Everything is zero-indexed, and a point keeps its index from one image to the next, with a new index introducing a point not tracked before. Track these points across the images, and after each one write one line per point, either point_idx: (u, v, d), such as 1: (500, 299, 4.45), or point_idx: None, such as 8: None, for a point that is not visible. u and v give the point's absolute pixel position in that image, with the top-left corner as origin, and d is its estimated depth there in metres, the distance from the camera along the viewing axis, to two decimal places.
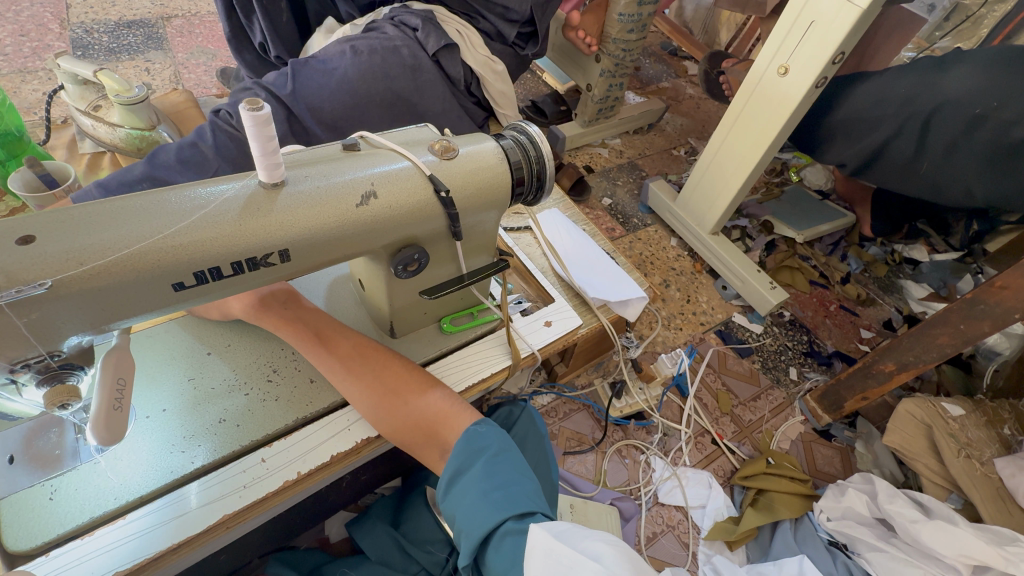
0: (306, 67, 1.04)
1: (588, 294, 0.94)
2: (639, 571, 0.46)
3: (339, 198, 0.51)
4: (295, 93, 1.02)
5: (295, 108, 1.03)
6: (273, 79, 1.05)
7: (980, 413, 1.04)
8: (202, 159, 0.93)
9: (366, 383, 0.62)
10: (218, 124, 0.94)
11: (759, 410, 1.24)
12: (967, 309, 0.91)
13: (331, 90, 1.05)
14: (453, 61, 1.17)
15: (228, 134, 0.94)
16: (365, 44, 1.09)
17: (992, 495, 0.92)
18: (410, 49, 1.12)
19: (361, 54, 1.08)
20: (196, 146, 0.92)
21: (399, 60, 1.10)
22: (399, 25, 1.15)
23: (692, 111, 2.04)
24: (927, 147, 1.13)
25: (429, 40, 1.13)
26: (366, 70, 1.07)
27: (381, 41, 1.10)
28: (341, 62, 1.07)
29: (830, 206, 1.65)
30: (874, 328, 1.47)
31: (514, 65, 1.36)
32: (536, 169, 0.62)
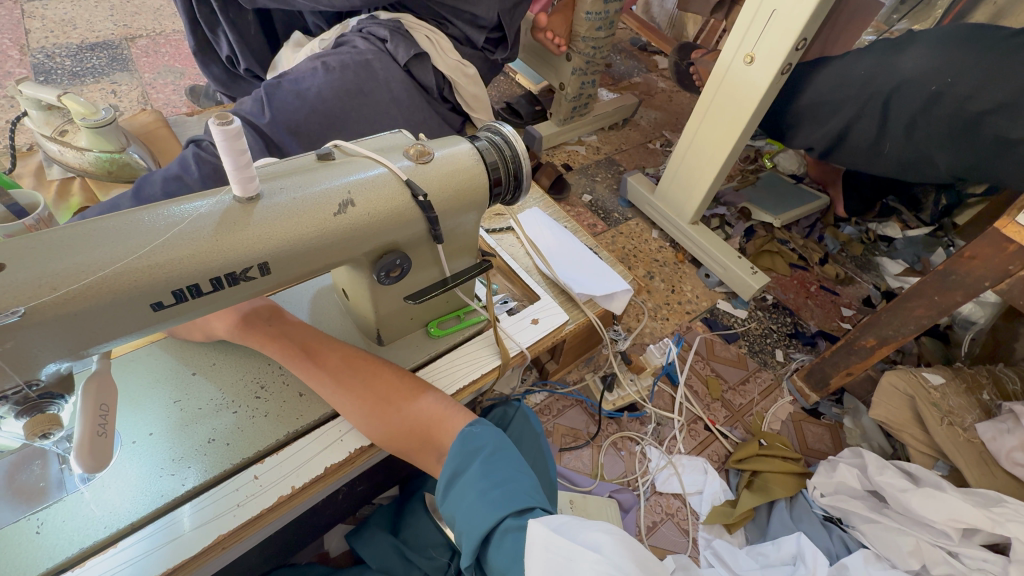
0: (279, 89, 1.05)
1: (575, 290, 0.96)
2: (639, 561, 0.45)
3: (315, 207, 0.50)
4: (274, 121, 1.03)
5: (274, 133, 1.04)
6: (248, 106, 1.05)
7: (960, 381, 1.07)
8: (186, 190, 0.91)
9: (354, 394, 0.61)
10: (202, 156, 0.92)
11: (748, 394, 1.25)
12: (940, 281, 0.94)
13: (307, 111, 1.06)
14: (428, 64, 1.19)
15: (212, 165, 0.93)
16: (340, 58, 1.11)
17: (976, 459, 0.94)
18: (381, 60, 1.13)
19: (336, 74, 1.08)
20: (180, 177, 0.91)
21: (370, 74, 1.12)
22: (368, 36, 1.16)
23: (665, 105, 2.07)
24: (889, 127, 1.11)
25: (399, 50, 1.14)
26: (340, 87, 1.08)
27: (351, 55, 1.11)
28: (314, 81, 1.07)
29: (803, 189, 1.70)
30: (854, 306, 1.50)
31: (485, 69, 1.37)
32: (513, 169, 0.63)
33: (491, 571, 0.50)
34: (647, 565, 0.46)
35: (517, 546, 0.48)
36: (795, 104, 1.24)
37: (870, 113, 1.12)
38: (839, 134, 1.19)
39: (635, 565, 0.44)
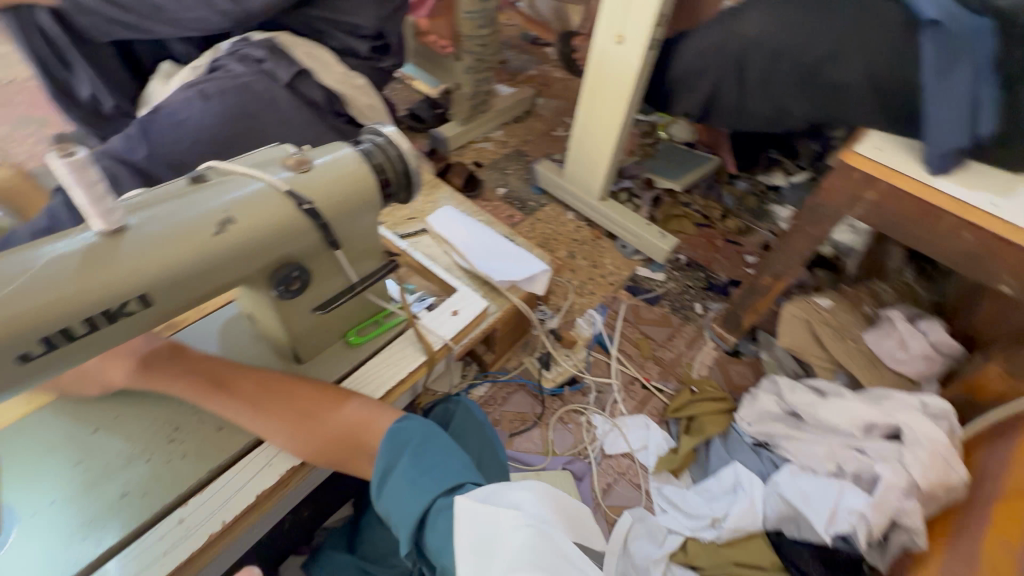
0: (155, 123, 1.01)
1: (495, 278, 0.99)
2: (556, 508, 0.51)
3: (191, 231, 0.49)
4: (152, 155, 1.00)
5: (155, 170, 1.00)
6: (121, 144, 1.01)
7: (845, 299, 1.21)
8: None
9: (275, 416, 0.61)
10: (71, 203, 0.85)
11: (675, 348, 1.34)
12: (811, 214, 1.05)
13: (188, 143, 1.01)
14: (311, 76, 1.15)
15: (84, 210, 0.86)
16: (217, 84, 1.06)
17: (866, 364, 1.07)
18: (262, 80, 1.09)
19: (213, 102, 1.04)
20: (51, 229, 0.84)
21: (253, 96, 1.07)
22: (243, 57, 1.12)
23: (562, 93, 2.15)
24: (747, 83, 1.23)
25: (279, 69, 1.11)
26: (223, 113, 1.04)
27: (230, 80, 1.07)
28: (191, 110, 1.03)
29: (697, 154, 1.84)
30: (756, 252, 1.64)
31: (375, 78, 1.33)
32: (401, 167, 0.64)
33: (430, 553, 0.51)
34: (563, 509, 0.52)
35: (449, 522, 0.50)
36: (668, 76, 1.34)
37: (730, 74, 1.23)
38: (710, 97, 1.30)
39: (552, 511, 0.50)
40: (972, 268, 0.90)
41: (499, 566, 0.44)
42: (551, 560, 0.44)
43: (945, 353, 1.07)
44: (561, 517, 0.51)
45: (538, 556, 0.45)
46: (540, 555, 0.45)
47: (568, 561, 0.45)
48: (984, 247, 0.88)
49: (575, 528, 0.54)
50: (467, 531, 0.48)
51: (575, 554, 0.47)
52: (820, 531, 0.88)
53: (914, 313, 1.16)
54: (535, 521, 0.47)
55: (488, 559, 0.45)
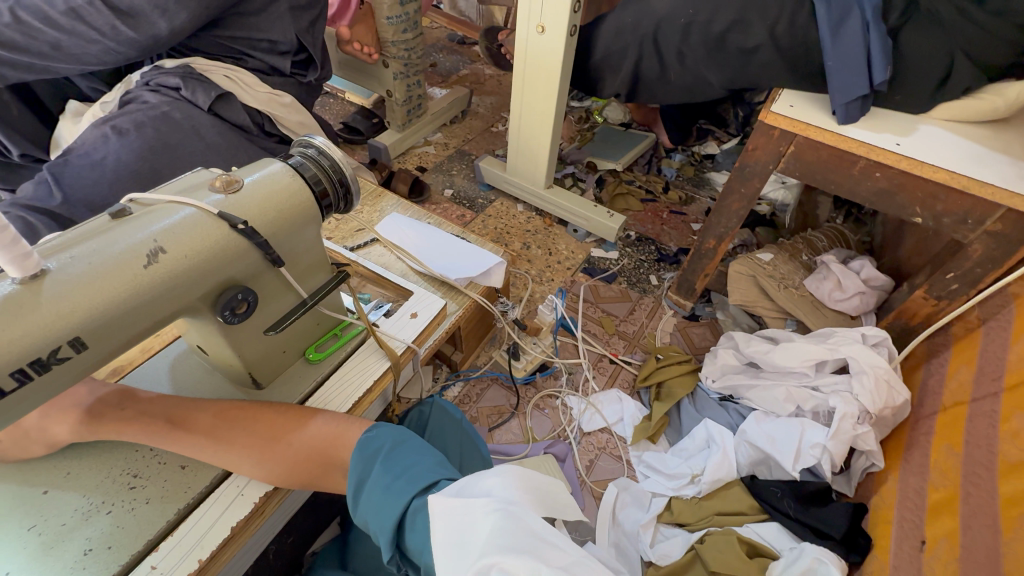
0: (68, 166, 0.96)
1: (452, 277, 0.99)
2: (523, 488, 0.52)
3: (119, 266, 0.47)
4: (69, 199, 0.94)
5: (73, 214, 0.95)
6: (33, 191, 0.95)
7: (784, 251, 1.28)
8: None
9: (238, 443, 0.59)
10: None
11: (637, 320, 1.39)
12: (741, 174, 1.11)
13: (109, 182, 0.96)
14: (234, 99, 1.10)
15: None
16: (132, 118, 1.02)
17: (810, 308, 1.15)
18: (180, 109, 1.06)
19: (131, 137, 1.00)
20: None
21: (173, 125, 1.04)
22: (158, 88, 1.09)
23: (496, 89, 2.17)
24: (665, 59, 1.28)
25: (199, 95, 1.07)
26: (142, 147, 1.00)
27: (145, 112, 1.04)
28: (107, 148, 0.98)
29: (633, 133, 1.91)
30: (700, 219, 1.71)
31: (304, 94, 1.30)
32: (336, 177, 0.63)
33: (411, 554, 0.51)
34: (529, 489, 0.53)
35: (426, 520, 0.50)
36: (592, 60, 1.39)
37: (649, 52, 1.28)
38: (633, 76, 1.35)
39: (520, 491, 0.51)
40: (886, 204, 0.99)
41: (473, 555, 0.45)
42: (522, 539, 0.45)
43: (878, 287, 1.17)
44: (530, 495, 0.52)
45: (509, 538, 0.45)
46: (511, 537, 0.46)
47: (538, 537, 0.46)
48: (894, 183, 0.96)
49: (547, 503, 0.55)
50: (440, 527, 0.48)
51: (546, 528, 0.48)
52: (789, 469, 0.94)
53: (847, 254, 1.27)
54: (504, 505, 0.48)
55: (463, 551, 0.46)
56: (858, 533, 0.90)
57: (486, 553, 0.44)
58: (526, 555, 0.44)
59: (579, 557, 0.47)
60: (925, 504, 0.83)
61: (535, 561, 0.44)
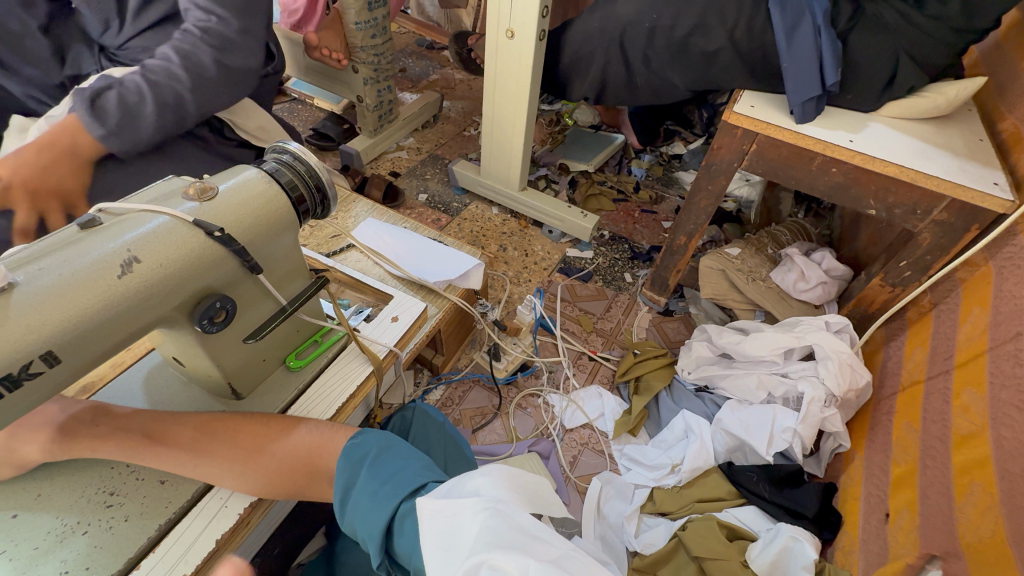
0: None
1: (431, 280, 1.00)
2: (510, 486, 0.53)
3: (92, 277, 0.46)
4: None
5: None
6: None
7: (751, 246, 1.33)
8: None
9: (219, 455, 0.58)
10: None
11: (614, 317, 1.42)
12: (708, 172, 1.16)
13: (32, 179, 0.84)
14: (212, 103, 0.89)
15: None
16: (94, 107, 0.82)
17: (776, 299, 1.20)
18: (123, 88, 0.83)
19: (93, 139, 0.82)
20: None
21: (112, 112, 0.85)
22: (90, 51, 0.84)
23: (467, 93, 2.18)
24: (631, 62, 1.31)
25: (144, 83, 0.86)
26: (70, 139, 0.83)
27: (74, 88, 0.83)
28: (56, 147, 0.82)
29: (603, 134, 1.95)
30: (671, 217, 1.76)
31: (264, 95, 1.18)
32: (312, 182, 0.63)
33: (401, 557, 0.52)
34: (517, 487, 0.54)
35: (415, 523, 0.51)
36: (561, 63, 1.42)
37: (615, 56, 1.31)
38: (601, 79, 1.38)
39: (508, 490, 0.52)
40: (842, 197, 1.05)
41: (463, 555, 0.45)
42: (510, 535, 0.46)
43: (838, 277, 1.23)
44: (517, 493, 0.53)
45: (499, 535, 0.46)
46: (499, 534, 0.46)
47: (527, 533, 0.47)
48: (849, 177, 1.01)
49: (535, 501, 0.56)
50: (429, 528, 0.49)
51: (533, 524, 0.49)
52: (763, 453, 0.98)
53: (809, 246, 1.33)
54: (492, 503, 0.49)
55: (452, 551, 0.47)
56: (830, 511, 0.95)
57: (476, 551, 0.45)
58: (515, 551, 0.44)
59: (566, 550, 0.48)
60: (889, 479, 0.88)
61: (524, 556, 0.44)
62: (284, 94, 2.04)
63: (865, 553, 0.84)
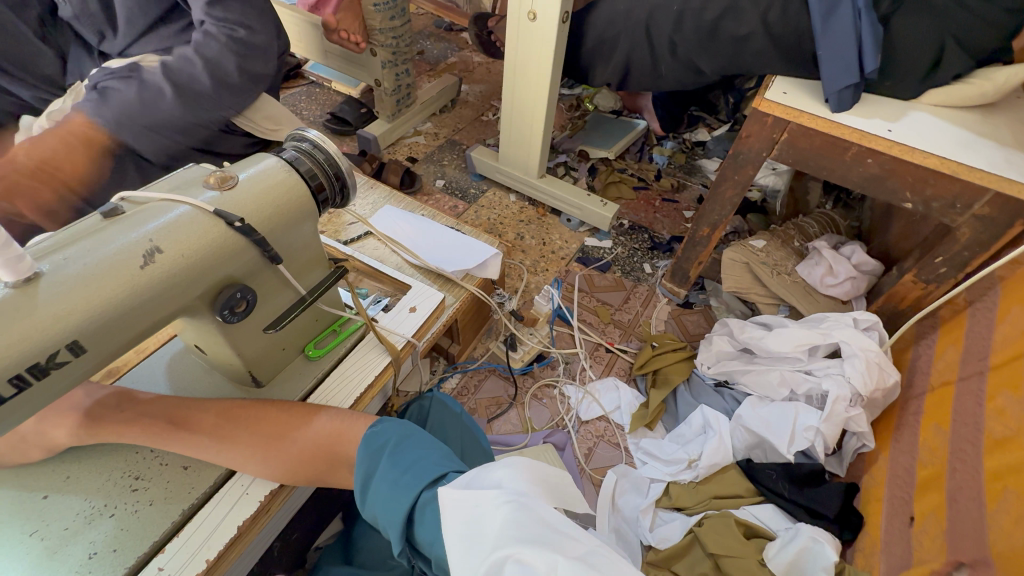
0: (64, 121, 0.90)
1: (448, 270, 0.99)
2: (533, 480, 0.53)
3: (115, 267, 0.46)
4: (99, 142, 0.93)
5: None
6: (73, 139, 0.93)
7: (777, 238, 1.29)
8: None
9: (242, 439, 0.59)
10: None
11: (632, 309, 1.39)
12: (735, 162, 1.12)
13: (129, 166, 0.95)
14: (231, 101, 0.94)
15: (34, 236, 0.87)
16: (112, 96, 0.90)
17: (802, 294, 1.17)
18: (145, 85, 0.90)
19: (105, 125, 0.90)
20: None
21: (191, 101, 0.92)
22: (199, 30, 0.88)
23: (485, 77, 2.14)
24: (657, 47, 1.27)
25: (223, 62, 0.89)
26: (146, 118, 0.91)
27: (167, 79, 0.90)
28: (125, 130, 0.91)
29: (624, 120, 1.90)
30: (693, 206, 1.71)
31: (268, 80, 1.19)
32: (331, 170, 0.62)
33: (422, 546, 0.52)
34: (539, 481, 0.53)
35: (436, 513, 0.50)
36: (583, 49, 1.38)
37: (640, 41, 1.27)
38: (625, 64, 1.34)
39: (530, 484, 0.52)
40: (877, 189, 1.00)
41: (487, 549, 0.45)
42: (535, 530, 0.46)
43: (867, 272, 1.19)
44: (539, 487, 0.53)
45: (522, 529, 0.46)
46: (523, 528, 0.46)
47: (551, 528, 0.47)
48: (885, 169, 0.97)
49: (555, 494, 0.55)
50: (452, 519, 0.48)
51: (558, 520, 0.48)
52: (783, 451, 0.96)
53: (838, 239, 1.29)
54: (515, 496, 0.49)
55: (475, 543, 0.46)
56: (851, 512, 0.93)
57: (501, 545, 0.45)
58: (540, 547, 0.44)
59: (591, 547, 0.47)
60: (915, 481, 0.86)
61: (549, 552, 0.44)
62: (301, 78, 2.03)
63: (887, 555, 0.82)
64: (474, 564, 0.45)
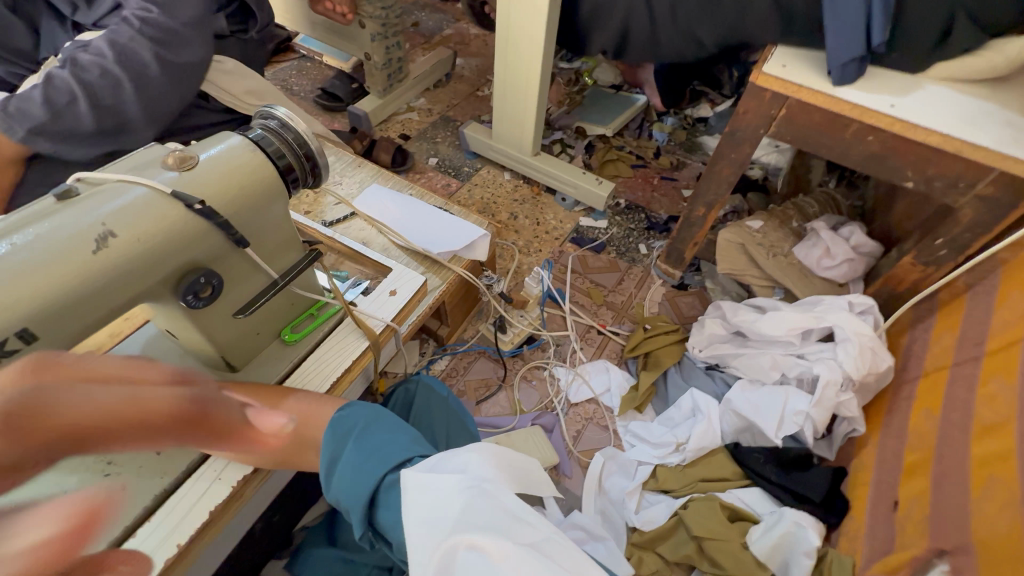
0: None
1: (434, 251, 0.97)
2: (497, 466, 0.52)
3: (67, 252, 0.45)
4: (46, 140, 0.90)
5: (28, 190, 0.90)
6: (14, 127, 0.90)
7: (775, 218, 1.26)
8: None
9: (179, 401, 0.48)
10: None
11: (625, 290, 1.37)
12: (731, 139, 1.07)
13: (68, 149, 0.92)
14: (154, 97, 0.94)
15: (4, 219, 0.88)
16: (19, 110, 0.87)
17: (798, 276, 1.14)
18: (61, 82, 0.88)
19: (20, 137, 0.88)
20: None
21: (115, 94, 0.91)
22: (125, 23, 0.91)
23: (482, 50, 2.07)
24: (656, 16, 1.21)
25: (138, 53, 0.90)
26: (67, 113, 0.89)
27: (83, 74, 0.89)
28: (32, 138, 0.89)
29: (623, 95, 1.84)
30: (691, 185, 1.67)
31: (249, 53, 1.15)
32: (300, 150, 0.60)
33: (384, 529, 0.51)
34: (503, 467, 0.53)
35: (398, 495, 0.50)
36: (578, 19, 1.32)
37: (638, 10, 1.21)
38: (622, 34, 1.28)
39: (492, 470, 0.51)
40: (878, 166, 0.96)
41: (442, 534, 0.45)
42: (491, 516, 0.45)
43: (866, 253, 1.16)
44: (503, 473, 0.52)
45: (479, 515, 0.45)
46: (480, 514, 0.45)
47: (509, 515, 0.46)
48: (886, 146, 0.93)
49: (520, 480, 0.55)
50: (410, 502, 0.48)
51: (518, 506, 0.48)
52: (772, 437, 0.95)
53: (838, 219, 1.25)
54: (475, 482, 0.48)
55: (431, 527, 0.46)
56: (837, 495, 0.92)
57: (455, 531, 0.44)
58: (494, 533, 0.44)
59: (549, 533, 0.46)
60: (901, 465, 0.85)
61: (503, 539, 0.43)
62: (291, 51, 1.97)
63: (871, 539, 0.82)
64: (429, 548, 0.44)
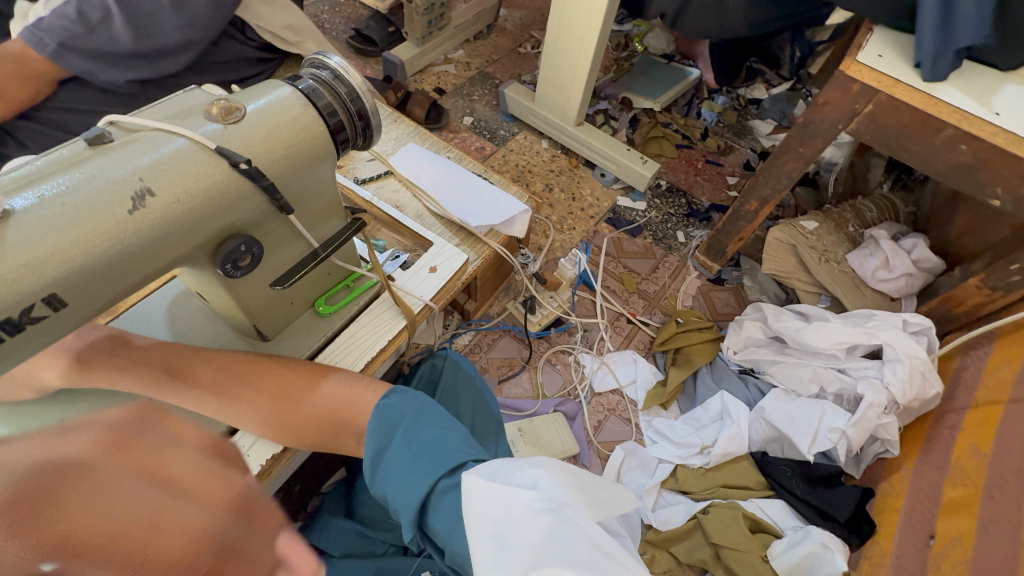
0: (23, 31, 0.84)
1: (472, 224, 0.91)
2: (570, 485, 0.48)
3: (99, 209, 0.40)
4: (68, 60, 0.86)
5: None
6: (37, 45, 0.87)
7: (830, 221, 1.18)
8: None
9: (101, 438, 0.35)
10: None
11: (660, 280, 1.32)
12: (802, 133, 0.99)
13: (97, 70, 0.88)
14: (193, 18, 0.90)
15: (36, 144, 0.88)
16: (50, 24, 0.83)
17: (849, 287, 1.08)
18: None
19: (48, 52, 0.84)
20: None
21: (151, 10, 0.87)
22: None
23: (527, 2, 1.93)
24: None
25: None
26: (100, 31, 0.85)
27: None
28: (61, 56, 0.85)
29: (675, 67, 1.72)
30: (737, 173, 1.58)
31: None
32: (352, 106, 0.53)
33: (433, 535, 0.48)
34: (575, 486, 0.49)
35: (455, 504, 0.47)
36: None
37: None
38: None
39: (566, 489, 0.47)
40: (962, 180, 0.87)
41: (523, 561, 0.41)
42: (579, 549, 0.42)
43: (925, 269, 1.09)
44: (576, 494, 0.48)
45: (563, 545, 0.42)
46: (566, 544, 0.42)
47: (598, 547, 0.43)
48: (978, 158, 0.83)
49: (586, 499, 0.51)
50: (480, 515, 0.45)
51: (601, 536, 0.45)
52: (803, 451, 0.92)
53: (898, 229, 1.18)
54: (555, 506, 0.45)
55: (508, 550, 0.43)
56: (864, 518, 0.90)
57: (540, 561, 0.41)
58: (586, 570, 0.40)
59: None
60: (939, 499, 0.82)
61: None
62: None
63: (897, 570, 0.80)
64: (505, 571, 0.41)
